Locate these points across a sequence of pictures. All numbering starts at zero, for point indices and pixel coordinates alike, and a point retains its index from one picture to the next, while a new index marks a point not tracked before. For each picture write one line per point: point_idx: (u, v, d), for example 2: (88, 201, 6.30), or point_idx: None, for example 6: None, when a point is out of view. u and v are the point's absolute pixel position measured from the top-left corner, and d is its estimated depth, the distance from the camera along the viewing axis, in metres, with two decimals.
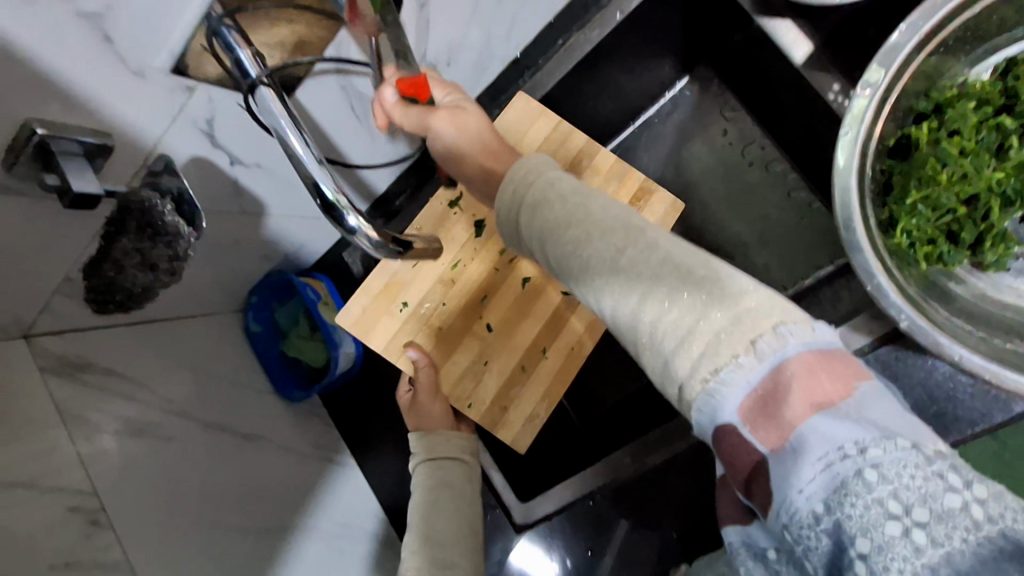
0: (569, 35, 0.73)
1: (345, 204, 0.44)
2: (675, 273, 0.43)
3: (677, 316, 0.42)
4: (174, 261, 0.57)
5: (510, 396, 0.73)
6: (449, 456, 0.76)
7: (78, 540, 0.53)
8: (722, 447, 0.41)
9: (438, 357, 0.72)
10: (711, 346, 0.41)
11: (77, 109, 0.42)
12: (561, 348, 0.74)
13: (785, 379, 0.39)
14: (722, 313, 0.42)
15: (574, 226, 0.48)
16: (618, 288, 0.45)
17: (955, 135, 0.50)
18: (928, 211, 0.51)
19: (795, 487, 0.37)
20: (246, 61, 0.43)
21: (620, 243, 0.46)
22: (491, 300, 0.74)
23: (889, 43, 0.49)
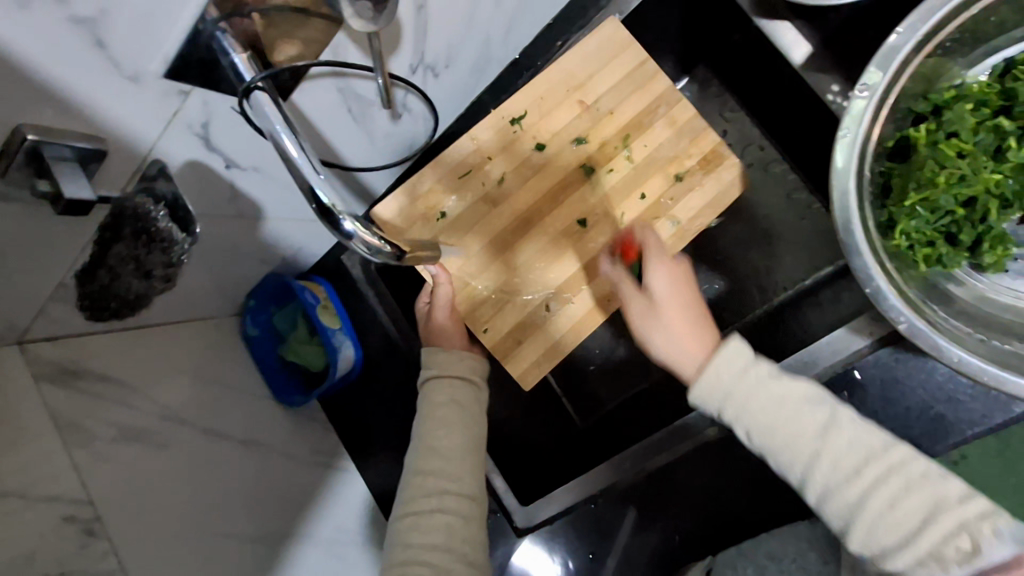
0: (568, 36, 0.75)
1: (341, 210, 0.44)
2: (871, 460, 0.53)
3: (896, 516, 0.51)
4: (169, 268, 0.58)
5: (532, 329, 0.71)
6: (462, 375, 0.70)
7: (72, 550, 0.52)
8: None
9: (461, 279, 0.71)
10: (932, 554, 0.49)
11: (71, 114, 0.41)
12: (592, 293, 0.71)
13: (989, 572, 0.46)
14: (937, 507, 0.50)
15: (787, 425, 0.56)
16: (836, 478, 0.54)
17: (953, 137, 0.50)
18: (927, 213, 0.50)
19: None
20: (241, 65, 0.44)
21: (821, 438, 0.55)
22: (530, 229, 0.72)
23: (887, 44, 0.48)
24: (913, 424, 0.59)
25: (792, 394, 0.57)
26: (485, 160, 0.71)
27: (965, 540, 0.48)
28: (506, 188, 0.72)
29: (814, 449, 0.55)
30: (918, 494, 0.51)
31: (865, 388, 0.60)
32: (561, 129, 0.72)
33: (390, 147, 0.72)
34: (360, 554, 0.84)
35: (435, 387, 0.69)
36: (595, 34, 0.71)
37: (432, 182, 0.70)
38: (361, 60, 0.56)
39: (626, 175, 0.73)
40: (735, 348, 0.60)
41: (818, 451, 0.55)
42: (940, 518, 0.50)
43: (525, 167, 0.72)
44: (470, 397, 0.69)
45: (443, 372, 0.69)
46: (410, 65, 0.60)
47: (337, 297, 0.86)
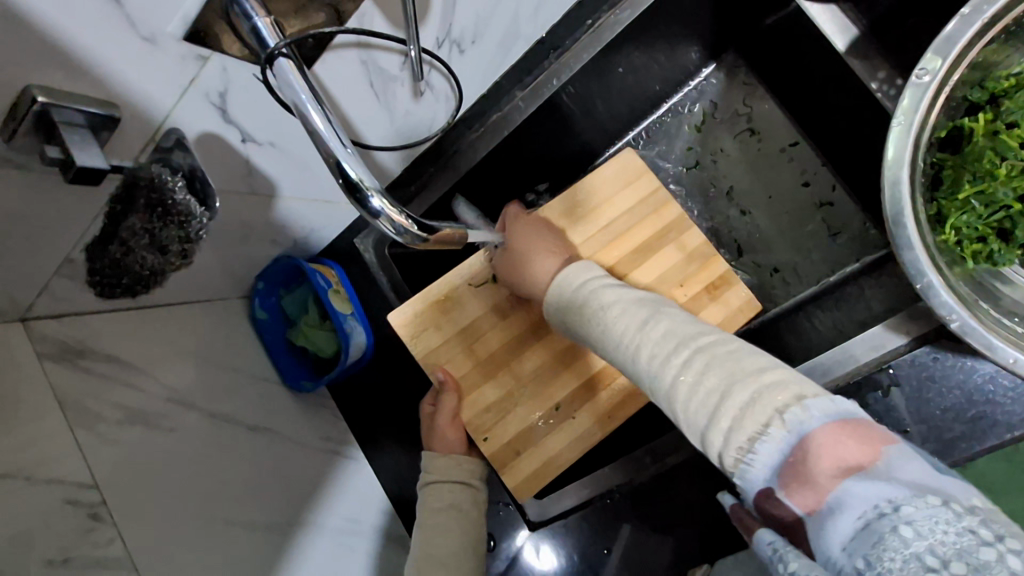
0: (599, 15, 0.70)
1: (369, 186, 0.41)
2: (684, 343, 0.51)
3: (697, 394, 0.48)
4: (186, 244, 0.54)
5: (531, 449, 0.71)
6: (459, 481, 0.72)
7: (77, 535, 0.50)
8: (767, 511, 0.44)
9: (466, 386, 0.72)
10: (739, 417, 0.45)
11: (82, 75, 0.39)
12: (592, 411, 0.72)
13: (808, 451, 0.42)
14: (744, 390, 0.46)
15: (616, 326, 0.56)
16: (657, 364, 0.51)
17: (1014, 128, 0.48)
18: (980, 207, 0.49)
19: (835, 542, 0.40)
20: (264, 29, 0.41)
21: (636, 329, 0.55)
22: (532, 346, 0.73)
23: (947, 29, 0.46)
24: (951, 427, 0.57)
25: (632, 296, 0.59)
26: None
27: (768, 419, 0.44)
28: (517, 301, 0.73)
29: (634, 342, 0.54)
30: (720, 372, 0.48)
31: (899, 389, 0.58)
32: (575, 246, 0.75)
33: (411, 127, 0.68)
34: (364, 544, 0.81)
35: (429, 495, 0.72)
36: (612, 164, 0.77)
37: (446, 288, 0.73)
38: (387, 30, 0.53)
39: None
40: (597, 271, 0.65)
41: (639, 347, 0.53)
42: (736, 391, 0.46)
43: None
44: (464, 500, 0.72)
45: (443, 477, 0.72)
46: (436, 39, 0.58)
47: (350, 281, 0.84)
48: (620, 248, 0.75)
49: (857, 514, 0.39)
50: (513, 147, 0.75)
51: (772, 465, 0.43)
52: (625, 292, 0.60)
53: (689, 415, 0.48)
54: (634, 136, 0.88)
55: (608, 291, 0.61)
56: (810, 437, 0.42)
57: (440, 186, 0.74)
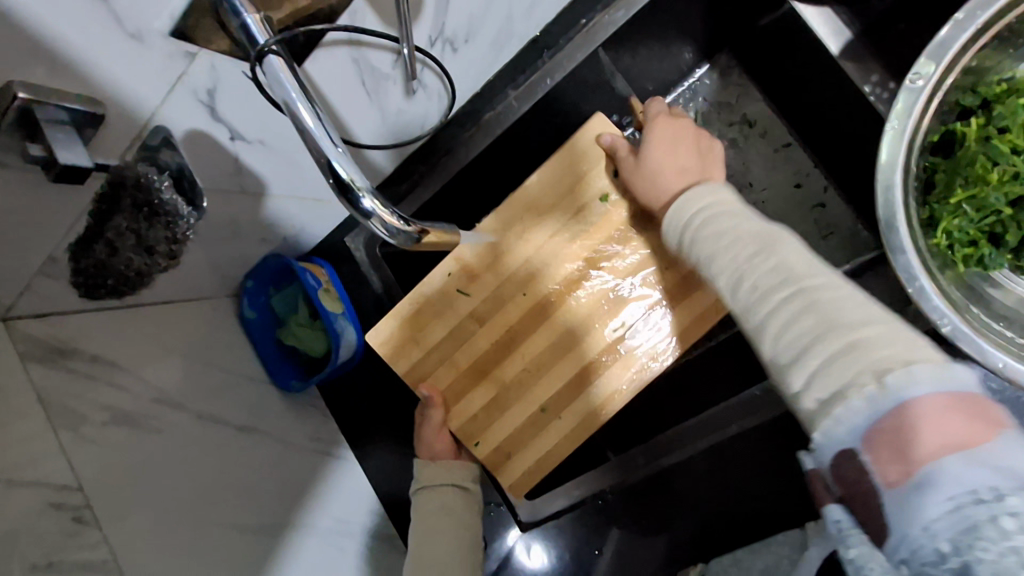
0: (593, 15, 0.69)
1: (361, 186, 0.41)
2: (789, 279, 0.45)
3: (791, 334, 0.42)
4: (174, 245, 0.52)
5: (524, 446, 0.68)
6: (446, 483, 0.71)
7: (61, 539, 0.50)
8: (837, 476, 0.38)
9: (451, 397, 0.69)
10: (823, 369, 0.40)
11: (65, 73, 0.38)
12: (576, 411, 0.67)
13: (908, 418, 0.35)
14: (835, 342, 0.40)
15: (722, 251, 0.51)
16: (751, 299, 0.46)
17: (1004, 133, 0.48)
18: (972, 211, 0.49)
19: (914, 522, 0.33)
20: (253, 26, 0.40)
21: (747, 252, 0.49)
22: (517, 345, 0.68)
23: (941, 33, 0.46)
24: None
25: (742, 222, 0.52)
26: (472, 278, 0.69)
27: (860, 373, 0.38)
28: (496, 302, 0.69)
29: (737, 271, 0.48)
30: (817, 316, 0.42)
31: None
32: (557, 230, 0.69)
33: (403, 125, 0.67)
34: (355, 546, 0.81)
35: (421, 505, 0.71)
36: (600, 136, 0.67)
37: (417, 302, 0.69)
38: (380, 28, 0.53)
39: (621, 285, 0.68)
40: (712, 197, 0.56)
41: (742, 276, 0.48)
42: (833, 337, 0.40)
43: (519, 278, 0.68)
44: (458, 503, 0.71)
45: (432, 484, 0.71)
46: (429, 38, 0.58)
47: (341, 280, 0.82)
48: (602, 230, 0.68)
49: (947, 494, 0.32)
50: (507, 145, 0.74)
51: (857, 427, 0.37)
52: (741, 215, 0.53)
53: (772, 353, 0.44)
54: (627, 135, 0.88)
55: (721, 217, 0.54)
56: (910, 404, 0.35)
57: (431, 185, 0.74)
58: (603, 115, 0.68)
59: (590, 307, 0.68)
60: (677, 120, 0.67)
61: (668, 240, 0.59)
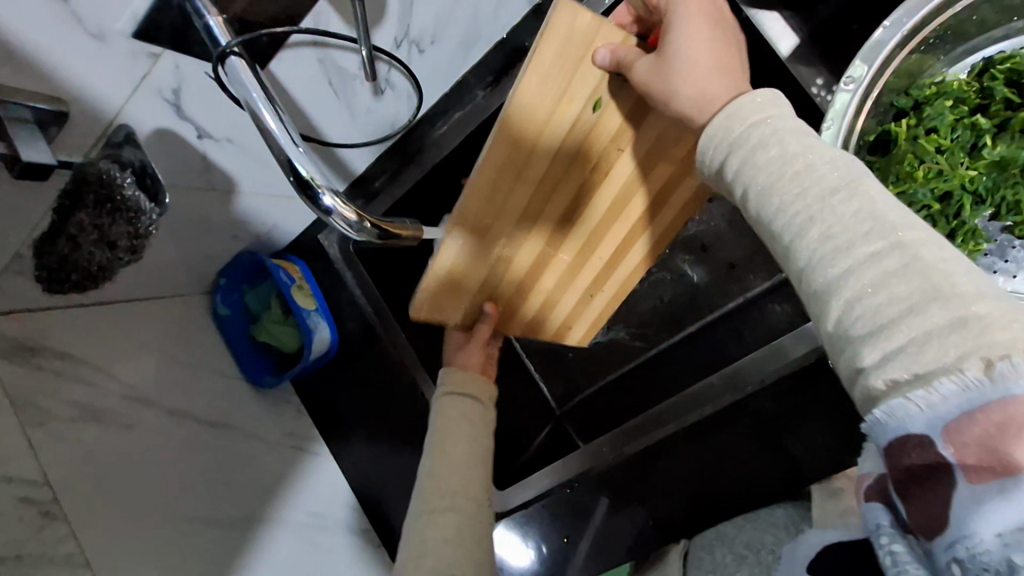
0: None
1: (321, 183, 0.42)
2: (879, 226, 0.33)
3: (879, 295, 0.32)
4: (135, 240, 0.56)
5: (574, 322, 0.70)
6: (469, 397, 0.64)
7: (28, 533, 0.50)
8: (893, 457, 0.32)
9: (502, 308, 0.67)
10: (918, 343, 0.30)
11: (27, 72, 0.39)
12: (616, 292, 0.68)
13: (1014, 420, 0.28)
14: (940, 310, 0.30)
15: (788, 187, 0.37)
16: (823, 251, 0.34)
17: (932, 133, 0.51)
18: (904, 207, 0.51)
19: (988, 527, 0.28)
20: (217, 28, 0.41)
21: (820, 196, 0.35)
22: (550, 258, 0.63)
23: (874, 38, 0.48)
24: None
25: (807, 158, 0.37)
26: (479, 247, 0.58)
27: (965, 355, 0.29)
28: (513, 246, 0.60)
29: (807, 212, 0.35)
30: (911, 274, 0.32)
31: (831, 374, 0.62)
32: (553, 157, 0.53)
33: (372, 125, 0.69)
34: (342, 540, 0.82)
35: (442, 409, 0.63)
36: (593, 54, 0.48)
37: (442, 278, 0.59)
38: (345, 30, 0.54)
39: (624, 190, 0.58)
40: (773, 117, 0.39)
41: (813, 219, 0.35)
42: (938, 308, 0.30)
43: (519, 229, 0.58)
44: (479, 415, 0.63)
45: (456, 391, 0.64)
46: (394, 40, 0.60)
47: (314, 277, 0.84)
48: (590, 160, 0.55)
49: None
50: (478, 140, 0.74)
51: (942, 421, 0.30)
52: (808, 140, 0.38)
53: (838, 321, 0.33)
54: None
55: (781, 143, 0.38)
56: (1019, 404, 0.28)
57: (402, 183, 0.75)
58: (567, 4, 0.44)
59: (606, 209, 0.59)
60: (718, 15, 0.44)
61: (702, 176, 0.44)
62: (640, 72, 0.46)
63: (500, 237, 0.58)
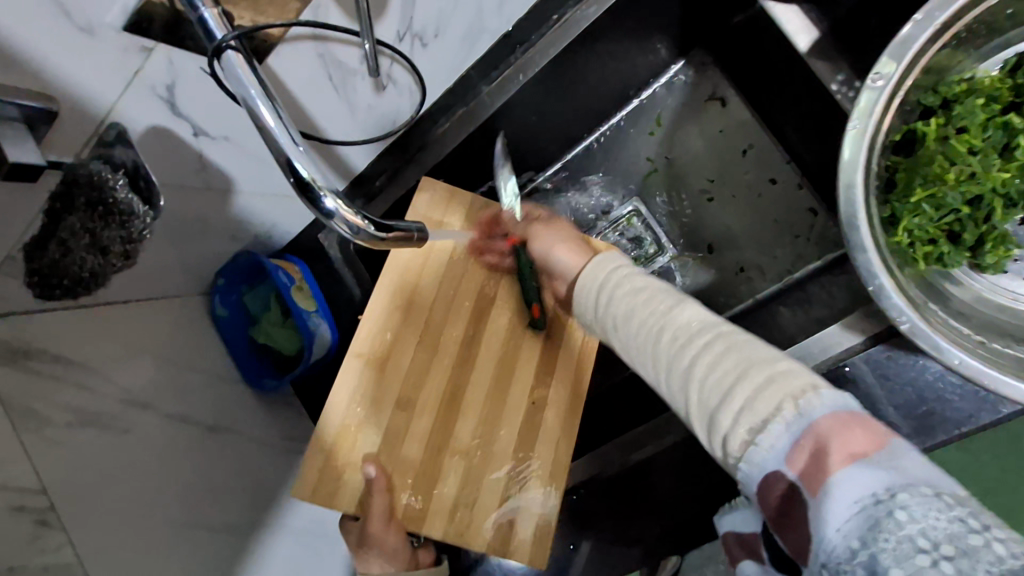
0: (565, 10, 0.68)
1: (322, 185, 0.40)
2: (699, 321, 0.46)
3: (715, 379, 0.42)
4: (128, 245, 0.54)
5: (514, 509, 0.62)
6: None
7: (25, 543, 0.48)
8: (770, 502, 0.38)
9: (402, 482, 0.61)
10: (750, 402, 0.40)
11: (10, 66, 0.37)
12: (546, 442, 0.65)
13: (820, 438, 0.36)
14: (759, 372, 0.41)
15: (642, 308, 0.49)
16: (671, 351, 0.46)
17: (962, 133, 0.48)
18: (932, 210, 0.49)
19: (830, 525, 0.34)
20: (213, 22, 0.39)
21: (660, 308, 0.48)
22: (458, 414, 0.63)
23: (902, 33, 0.46)
24: (901, 425, 0.57)
25: (644, 279, 0.52)
26: (381, 381, 0.62)
27: (781, 401, 0.39)
28: (416, 387, 0.63)
29: (654, 325, 0.48)
30: (737, 355, 0.43)
31: (857, 383, 0.58)
32: (436, 295, 0.66)
33: (373, 121, 0.67)
34: (339, 544, 0.83)
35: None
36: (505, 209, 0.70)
37: (338, 422, 0.60)
38: (344, 22, 0.52)
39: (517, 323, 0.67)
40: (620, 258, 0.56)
41: (659, 329, 0.47)
42: (756, 371, 0.41)
43: (429, 367, 0.64)
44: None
45: None
46: (397, 33, 0.57)
47: (315, 279, 0.82)
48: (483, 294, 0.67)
49: (856, 500, 0.33)
50: (481, 138, 0.73)
51: (782, 454, 0.37)
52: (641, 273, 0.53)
53: (698, 403, 0.43)
54: (601, 133, 0.86)
55: (631, 277, 0.53)
56: (819, 424, 0.36)
57: (405, 182, 0.74)
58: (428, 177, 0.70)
59: (502, 339, 0.67)
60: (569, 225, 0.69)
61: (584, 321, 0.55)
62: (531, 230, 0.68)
63: (402, 372, 0.63)
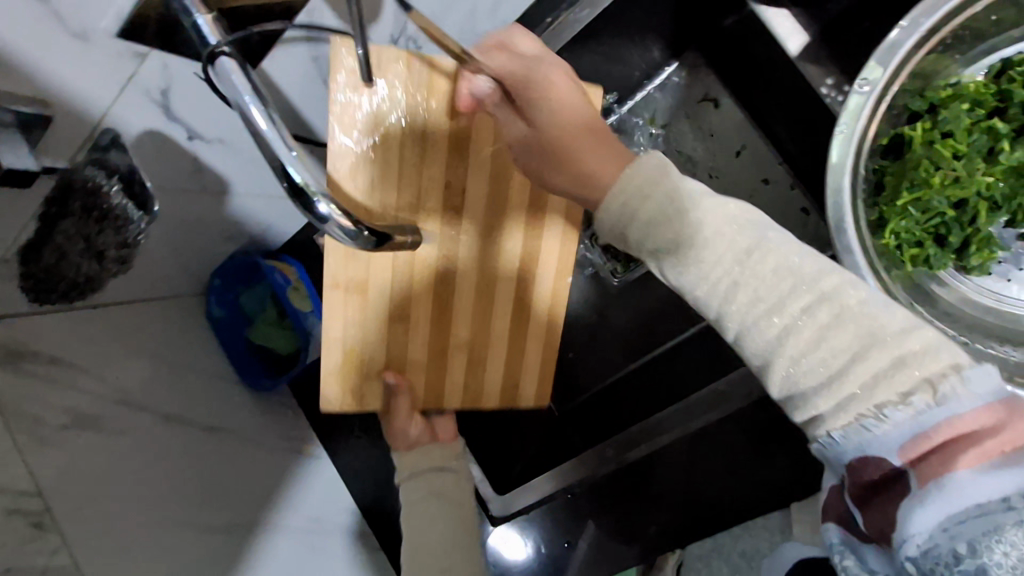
0: (559, 12, 0.68)
1: (316, 190, 0.40)
2: (796, 279, 0.40)
3: (819, 352, 0.39)
4: (123, 248, 0.56)
5: (519, 370, 0.65)
6: (433, 467, 0.65)
7: (21, 545, 0.48)
8: (867, 474, 0.37)
9: (417, 376, 0.62)
10: (866, 387, 0.37)
11: (7, 73, 0.37)
12: (539, 326, 0.64)
13: (960, 432, 0.34)
14: (880, 354, 0.38)
15: (707, 251, 0.43)
16: (753, 315, 0.41)
17: (948, 137, 0.49)
18: (919, 214, 0.49)
19: (936, 520, 0.33)
20: (207, 28, 0.40)
21: (743, 260, 0.42)
22: (451, 303, 0.61)
23: (889, 39, 0.47)
24: None
25: (708, 226, 0.43)
26: (367, 297, 0.59)
27: (911, 388, 0.36)
28: (402, 289, 0.60)
29: (731, 278, 0.42)
30: (850, 326, 0.39)
31: None
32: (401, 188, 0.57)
33: None
34: (340, 543, 0.83)
35: (413, 493, 0.64)
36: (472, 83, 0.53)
37: (341, 349, 0.60)
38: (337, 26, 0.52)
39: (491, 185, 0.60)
40: (668, 188, 0.45)
41: (737, 283, 0.42)
42: (877, 353, 0.38)
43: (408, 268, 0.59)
44: (449, 486, 0.65)
45: (415, 472, 0.65)
46: (391, 37, 0.59)
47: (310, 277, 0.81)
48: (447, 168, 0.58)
49: (978, 502, 0.33)
50: None
51: (895, 441, 0.36)
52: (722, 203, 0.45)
53: (783, 382, 0.40)
54: None
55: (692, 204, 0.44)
56: (962, 420, 0.34)
57: None
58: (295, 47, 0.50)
59: (478, 237, 0.60)
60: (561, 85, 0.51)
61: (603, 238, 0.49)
62: (517, 152, 0.53)
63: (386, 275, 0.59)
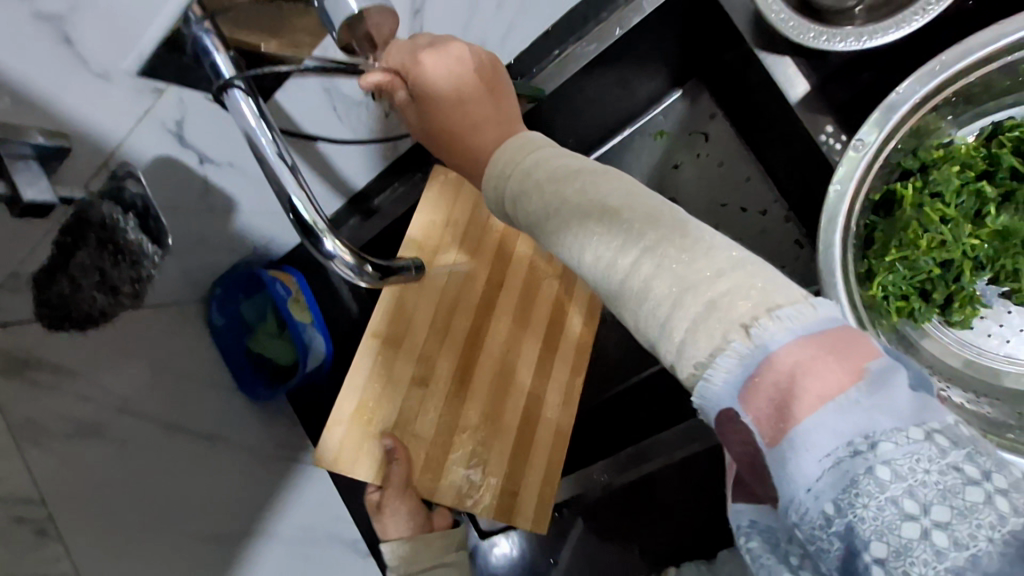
0: (566, 45, 0.69)
1: (322, 227, 0.41)
2: (630, 227, 0.37)
3: (647, 301, 0.35)
4: (135, 283, 0.58)
5: (519, 479, 0.68)
6: (428, 565, 0.69)
7: (25, 552, 0.49)
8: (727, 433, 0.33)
9: (416, 449, 0.64)
10: (693, 331, 0.34)
11: (29, 107, 0.38)
12: (544, 429, 0.70)
13: (790, 379, 0.31)
14: (696, 298, 0.34)
15: (561, 213, 0.40)
16: (600, 270, 0.38)
17: (937, 198, 0.51)
18: (906, 271, 0.52)
19: (800, 485, 0.30)
20: (223, 65, 0.41)
21: (591, 216, 0.39)
22: (468, 389, 0.67)
23: (885, 102, 0.48)
24: None
25: (560, 198, 0.40)
26: (395, 356, 0.64)
27: (727, 331, 0.33)
28: (428, 366, 0.65)
29: (578, 243, 0.39)
30: (673, 271, 0.35)
31: None
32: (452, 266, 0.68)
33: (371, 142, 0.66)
34: (329, 549, 0.85)
35: None
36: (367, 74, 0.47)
37: (357, 399, 0.62)
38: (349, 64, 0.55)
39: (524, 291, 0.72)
40: (527, 166, 0.43)
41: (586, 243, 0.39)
42: (692, 297, 0.34)
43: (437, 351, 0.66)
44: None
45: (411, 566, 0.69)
46: None
47: (311, 290, 0.83)
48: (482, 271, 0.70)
49: (830, 450, 0.29)
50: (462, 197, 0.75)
51: (734, 389, 0.32)
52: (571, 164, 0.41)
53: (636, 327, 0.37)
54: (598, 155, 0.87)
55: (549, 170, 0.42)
56: (780, 359, 0.31)
57: (404, 203, 0.73)
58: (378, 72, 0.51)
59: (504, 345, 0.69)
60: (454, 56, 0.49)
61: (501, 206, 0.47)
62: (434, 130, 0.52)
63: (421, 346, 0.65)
